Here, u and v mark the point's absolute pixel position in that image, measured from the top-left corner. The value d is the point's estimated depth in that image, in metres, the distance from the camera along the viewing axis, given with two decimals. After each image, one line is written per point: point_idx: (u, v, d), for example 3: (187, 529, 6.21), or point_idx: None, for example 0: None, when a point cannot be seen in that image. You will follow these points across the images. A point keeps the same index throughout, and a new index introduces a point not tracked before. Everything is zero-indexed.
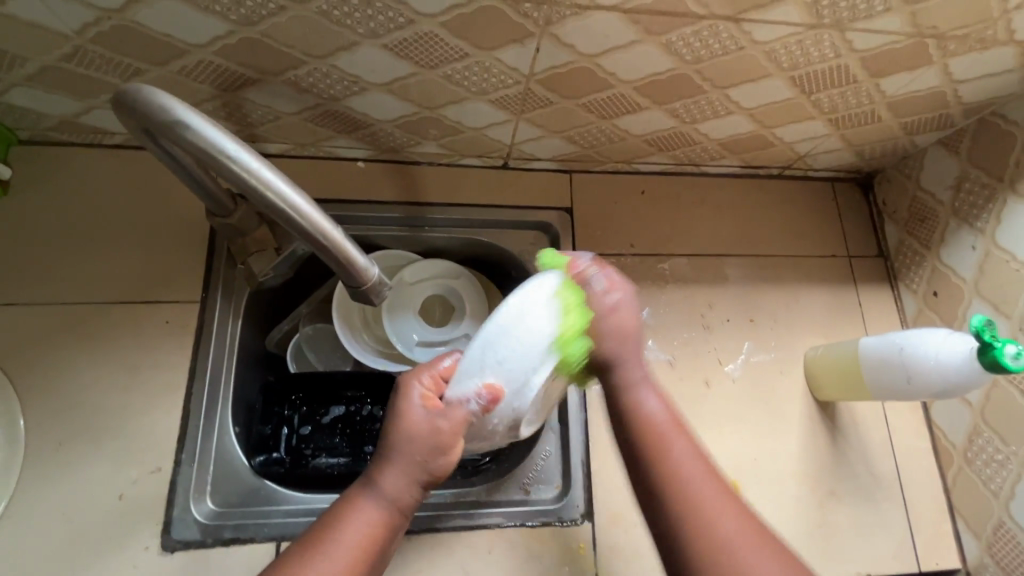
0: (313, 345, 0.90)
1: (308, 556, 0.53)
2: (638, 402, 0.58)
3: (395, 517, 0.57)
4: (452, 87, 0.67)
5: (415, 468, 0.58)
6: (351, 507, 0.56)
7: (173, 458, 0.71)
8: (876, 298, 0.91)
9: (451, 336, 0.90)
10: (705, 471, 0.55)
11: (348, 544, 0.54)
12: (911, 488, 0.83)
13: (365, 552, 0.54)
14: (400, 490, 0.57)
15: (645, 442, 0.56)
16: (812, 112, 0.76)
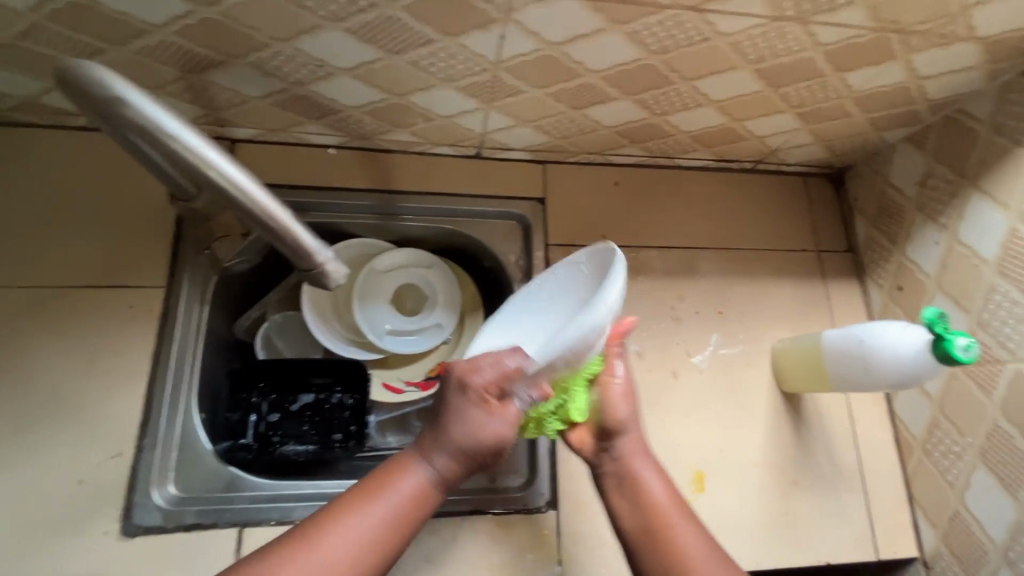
0: (282, 333, 0.90)
1: (347, 511, 0.53)
2: (639, 475, 0.64)
3: (430, 494, 0.56)
4: (419, 73, 0.67)
5: (466, 446, 0.56)
6: (397, 472, 0.56)
7: (135, 443, 0.70)
8: (844, 293, 0.93)
9: (421, 326, 0.91)
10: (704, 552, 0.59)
11: (386, 506, 0.54)
12: (872, 479, 0.84)
13: (406, 518, 0.54)
14: (451, 466, 0.56)
15: (646, 521, 0.61)
16: (781, 106, 0.76)
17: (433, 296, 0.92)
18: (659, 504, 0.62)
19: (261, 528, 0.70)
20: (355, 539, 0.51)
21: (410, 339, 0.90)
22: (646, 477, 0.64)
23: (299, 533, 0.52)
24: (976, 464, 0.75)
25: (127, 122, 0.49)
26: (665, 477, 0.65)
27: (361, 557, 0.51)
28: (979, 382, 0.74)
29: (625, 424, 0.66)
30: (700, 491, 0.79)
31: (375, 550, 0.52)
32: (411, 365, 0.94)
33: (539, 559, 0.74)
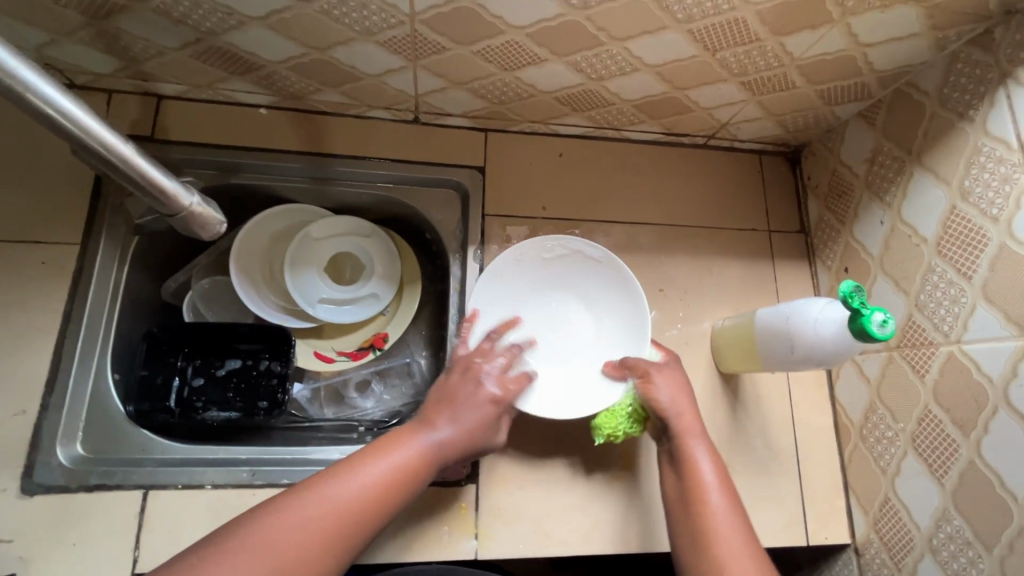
0: (209, 299, 0.87)
1: (357, 462, 0.57)
2: (691, 456, 0.65)
3: (430, 459, 0.60)
4: (333, 24, 0.64)
5: (467, 428, 0.62)
6: (404, 435, 0.61)
7: (40, 402, 0.69)
8: (792, 274, 0.91)
9: (357, 296, 0.89)
10: (734, 532, 0.59)
11: (391, 462, 0.58)
12: (808, 463, 0.83)
13: (408, 480, 0.58)
14: (453, 442, 0.61)
15: (695, 499, 0.62)
16: (722, 73, 0.73)
17: (370, 266, 0.90)
18: (703, 484, 0.63)
19: (166, 491, 0.69)
20: (361, 486, 0.56)
21: (345, 309, 0.88)
22: (695, 456, 0.65)
23: (312, 480, 0.56)
24: (907, 450, 0.73)
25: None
26: (717, 459, 0.65)
27: (365, 504, 0.55)
28: (913, 365, 0.72)
29: (680, 412, 0.67)
30: (627, 470, 0.78)
31: (377, 504, 0.56)
32: (346, 336, 0.91)
33: (454, 533, 0.72)
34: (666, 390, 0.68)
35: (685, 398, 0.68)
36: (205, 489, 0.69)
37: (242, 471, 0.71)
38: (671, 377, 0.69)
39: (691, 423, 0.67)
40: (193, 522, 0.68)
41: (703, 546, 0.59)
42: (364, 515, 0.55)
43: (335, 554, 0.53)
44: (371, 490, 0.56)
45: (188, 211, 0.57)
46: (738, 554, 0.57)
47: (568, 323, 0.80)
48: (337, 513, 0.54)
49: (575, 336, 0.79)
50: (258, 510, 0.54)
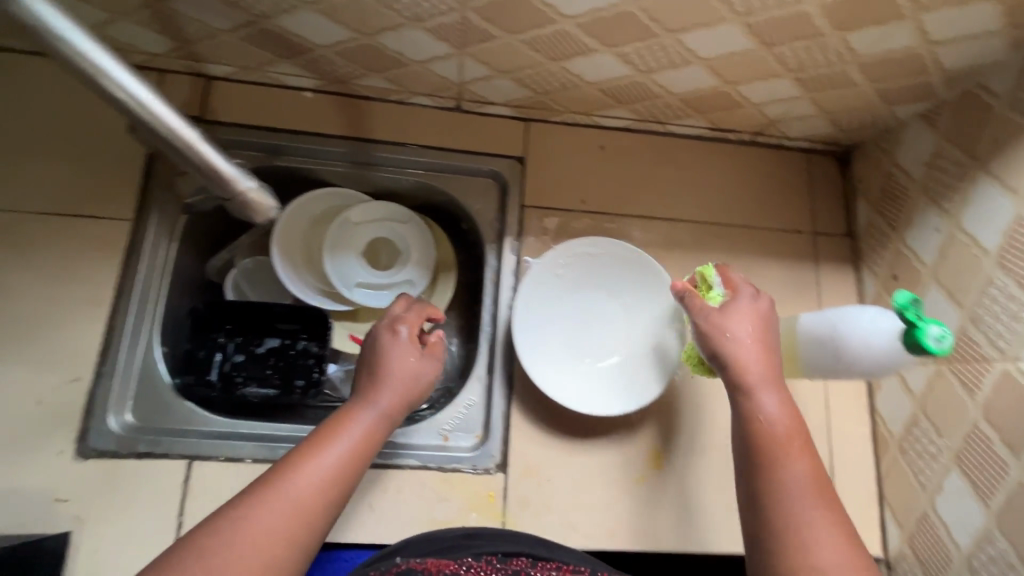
0: (250, 279, 0.89)
1: (310, 452, 0.59)
2: (756, 397, 0.60)
3: (378, 426, 0.64)
4: (385, 10, 0.64)
5: (403, 387, 0.66)
6: (348, 415, 0.63)
7: (94, 370, 0.72)
8: (835, 279, 0.88)
9: (393, 282, 0.89)
10: (801, 478, 0.57)
11: (342, 443, 0.61)
12: (842, 473, 0.81)
13: (359, 452, 0.62)
14: (394, 405, 0.66)
15: (765, 446, 0.59)
16: (777, 69, 0.71)
17: (406, 253, 0.90)
18: (768, 428, 0.59)
19: (208, 462, 0.72)
20: (323, 470, 0.58)
21: (381, 295, 0.89)
22: (760, 399, 0.60)
23: (266, 480, 0.57)
24: (950, 466, 0.70)
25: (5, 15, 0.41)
26: (785, 401, 0.61)
27: (331, 483, 0.58)
28: (964, 380, 0.69)
29: (743, 352, 0.61)
30: (656, 468, 0.78)
31: (337, 480, 0.59)
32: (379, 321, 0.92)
33: (482, 520, 0.74)
34: (738, 333, 0.62)
35: (755, 333, 0.63)
36: (245, 462, 0.72)
37: (280, 447, 0.74)
38: (747, 317, 0.63)
39: (755, 360, 0.61)
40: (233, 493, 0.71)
41: (774, 492, 0.57)
42: (333, 491, 0.58)
43: (316, 530, 0.56)
44: (332, 469, 0.59)
45: (245, 194, 0.59)
46: (809, 499, 0.56)
47: (603, 322, 0.79)
48: (307, 499, 0.56)
49: (611, 336, 0.78)
50: (221, 516, 0.54)
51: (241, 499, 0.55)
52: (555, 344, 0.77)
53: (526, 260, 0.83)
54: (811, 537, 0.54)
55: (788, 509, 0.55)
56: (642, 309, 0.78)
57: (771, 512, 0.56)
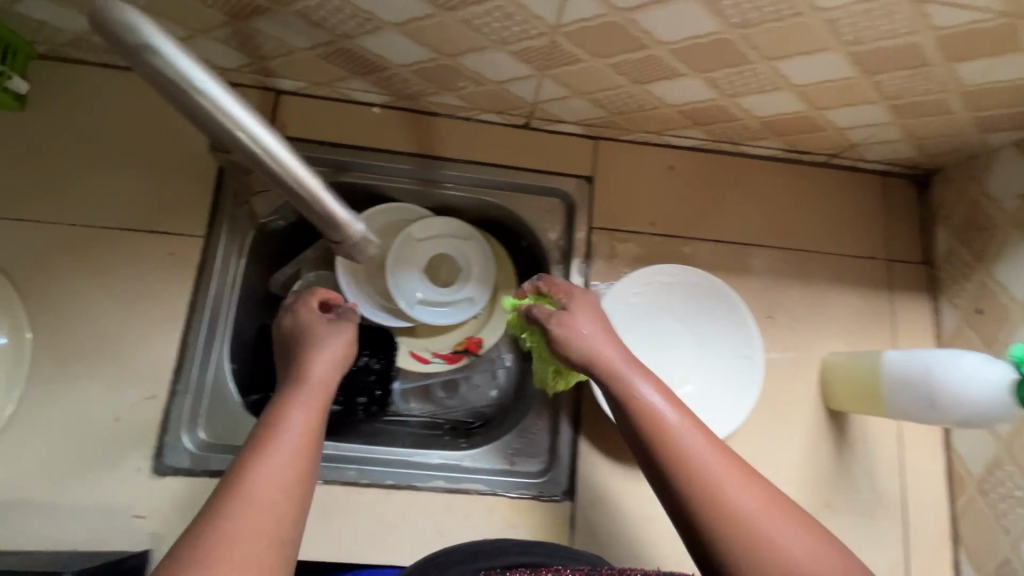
0: (315, 291, 0.88)
1: (261, 449, 0.50)
2: (632, 386, 0.55)
3: (326, 403, 0.57)
4: (472, 33, 0.62)
5: (330, 357, 0.61)
6: (285, 401, 0.55)
7: (169, 387, 0.73)
8: (911, 309, 0.85)
9: (455, 300, 0.88)
10: (716, 459, 0.50)
11: (294, 427, 0.53)
12: (915, 510, 0.79)
13: (313, 434, 0.54)
14: (326, 376, 0.59)
15: (657, 438, 0.52)
16: (872, 96, 0.68)
17: (468, 270, 0.89)
18: (661, 419, 0.53)
19: None
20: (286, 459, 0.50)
21: (443, 312, 0.87)
22: (637, 392, 0.55)
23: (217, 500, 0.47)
24: None
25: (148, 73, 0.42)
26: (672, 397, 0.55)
27: (301, 470, 0.50)
28: None
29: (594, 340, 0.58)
30: None
31: (301, 467, 0.50)
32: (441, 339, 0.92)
33: None
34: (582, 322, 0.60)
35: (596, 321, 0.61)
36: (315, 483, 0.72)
37: (349, 469, 0.74)
38: (590, 314, 0.61)
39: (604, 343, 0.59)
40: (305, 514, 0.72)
41: (694, 483, 0.49)
42: (306, 480, 0.50)
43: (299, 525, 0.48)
44: (296, 457, 0.51)
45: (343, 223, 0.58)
46: (742, 484, 0.49)
47: (676, 348, 0.76)
48: (282, 493, 0.48)
49: (680, 365, 0.76)
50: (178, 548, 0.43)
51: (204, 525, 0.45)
52: None
53: (594, 283, 0.81)
54: (739, 506, 0.48)
55: (718, 497, 0.48)
56: (713, 338, 0.76)
57: (701, 507, 0.48)
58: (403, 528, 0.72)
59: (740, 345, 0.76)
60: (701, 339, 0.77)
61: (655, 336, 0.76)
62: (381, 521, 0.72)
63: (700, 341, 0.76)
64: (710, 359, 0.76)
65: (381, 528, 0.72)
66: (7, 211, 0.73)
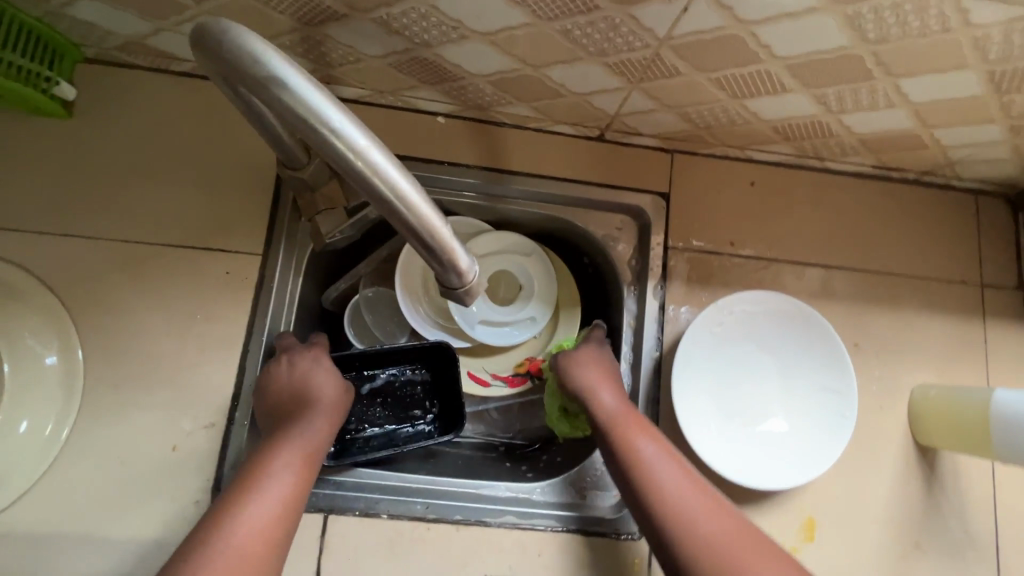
0: (371, 307, 0.84)
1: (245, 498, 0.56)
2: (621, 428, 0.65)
3: (313, 456, 0.62)
4: (567, 44, 0.57)
5: (321, 411, 0.66)
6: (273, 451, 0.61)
7: (227, 415, 0.69)
8: (1006, 337, 0.80)
9: (515, 318, 0.83)
10: (684, 489, 0.60)
11: (277, 480, 0.58)
12: (1009, 553, 0.74)
13: (298, 479, 0.59)
14: (316, 429, 0.64)
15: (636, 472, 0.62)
16: (994, 115, 0.62)
17: (527, 285, 0.84)
18: (642, 456, 0.63)
19: (346, 516, 0.69)
20: (266, 513, 0.56)
21: (504, 332, 0.83)
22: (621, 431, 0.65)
23: (207, 524, 0.54)
24: None
25: (267, 104, 0.34)
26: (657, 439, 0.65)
27: (274, 527, 0.55)
28: None
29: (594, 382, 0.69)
30: (808, 540, 0.72)
31: (281, 506, 0.57)
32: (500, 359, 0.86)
33: None
34: (583, 368, 0.71)
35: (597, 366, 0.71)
36: (382, 518, 0.69)
37: (417, 503, 0.71)
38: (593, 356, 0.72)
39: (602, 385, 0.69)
40: (371, 550, 0.68)
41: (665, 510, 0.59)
42: (278, 536, 0.55)
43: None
44: (270, 514, 0.56)
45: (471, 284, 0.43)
46: (708, 512, 0.58)
47: (758, 380, 0.73)
48: (253, 549, 0.53)
49: (763, 398, 0.72)
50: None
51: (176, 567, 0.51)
52: (706, 405, 0.72)
53: (671, 308, 0.77)
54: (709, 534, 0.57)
55: (686, 521, 0.58)
56: (799, 370, 0.72)
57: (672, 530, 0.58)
58: (473, 566, 0.69)
59: (830, 378, 0.71)
60: (788, 372, 0.73)
61: (735, 366, 0.73)
62: (450, 560, 0.69)
63: (785, 374, 0.73)
64: (796, 392, 0.72)
65: (450, 566, 0.69)
66: (55, 226, 0.69)
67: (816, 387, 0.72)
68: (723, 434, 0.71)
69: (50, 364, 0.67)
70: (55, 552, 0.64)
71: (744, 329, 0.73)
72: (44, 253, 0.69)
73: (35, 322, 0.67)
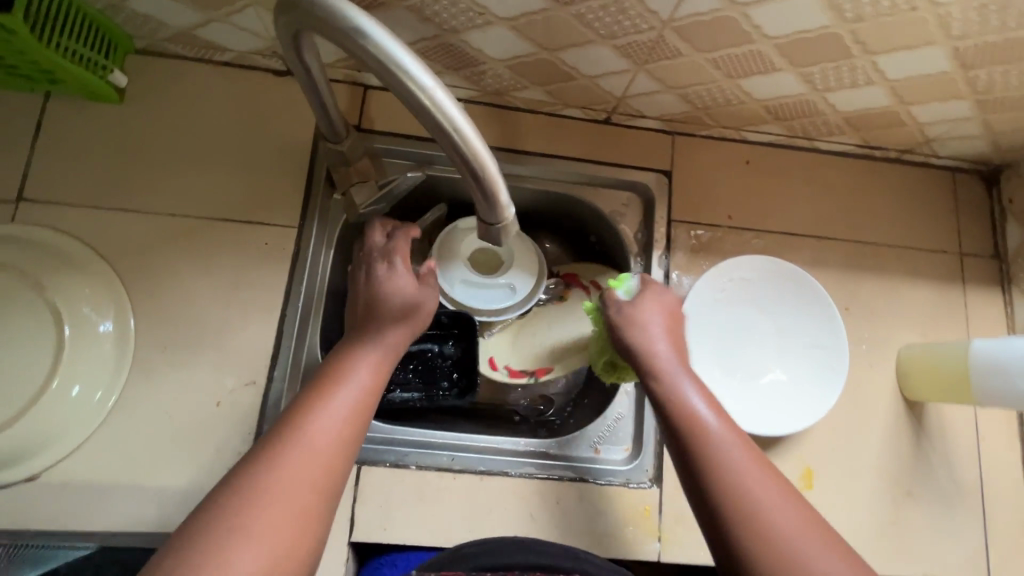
0: None
1: (319, 397, 0.54)
2: (686, 399, 0.60)
3: (383, 372, 0.59)
4: (581, 27, 0.64)
5: (396, 325, 0.63)
6: (346, 356, 0.59)
7: (266, 374, 0.74)
8: (985, 301, 0.86)
9: (492, 284, 0.84)
10: (753, 472, 0.54)
11: (349, 384, 0.56)
12: (993, 498, 0.80)
13: (366, 399, 0.56)
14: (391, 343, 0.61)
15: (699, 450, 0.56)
16: (962, 91, 0.69)
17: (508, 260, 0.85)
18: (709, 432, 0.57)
19: (378, 468, 0.74)
20: (339, 414, 0.54)
21: (480, 295, 0.83)
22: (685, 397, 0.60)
23: (278, 432, 0.52)
24: None
25: (349, 50, 0.42)
26: (718, 409, 0.60)
27: (346, 430, 0.53)
28: None
29: (658, 349, 0.64)
30: (808, 488, 0.77)
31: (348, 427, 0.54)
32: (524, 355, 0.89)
33: (640, 534, 0.75)
34: (646, 317, 0.67)
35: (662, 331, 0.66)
36: (411, 469, 0.74)
37: (442, 456, 0.76)
38: (659, 305, 0.68)
39: (668, 354, 0.64)
40: (401, 499, 0.73)
41: (728, 491, 0.53)
42: (350, 440, 0.53)
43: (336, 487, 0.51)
44: (342, 415, 0.54)
45: (507, 222, 0.51)
46: (775, 500, 0.53)
47: (757, 339, 0.79)
48: (324, 454, 0.51)
49: (762, 356, 0.78)
50: (236, 473, 0.49)
51: (250, 457, 0.50)
52: (710, 362, 0.77)
53: (674, 275, 0.83)
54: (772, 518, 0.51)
55: (753, 511, 0.52)
56: (794, 328, 0.79)
57: (731, 517, 0.52)
58: (497, 513, 0.74)
59: (820, 336, 0.78)
60: (782, 331, 0.79)
61: (735, 326, 0.79)
62: (475, 508, 0.74)
63: (781, 333, 0.79)
64: (792, 349, 0.78)
65: (475, 513, 0.74)
66: (108, 201, 0.75)
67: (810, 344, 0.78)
68: (726, 389, 0.76)
69: (104, 331, 0.72)
70: (108, 502, 0.69)
71: (740, 292, 0.80)
72: (99, 226, 0.75)
73: (90, 290, 0.72)
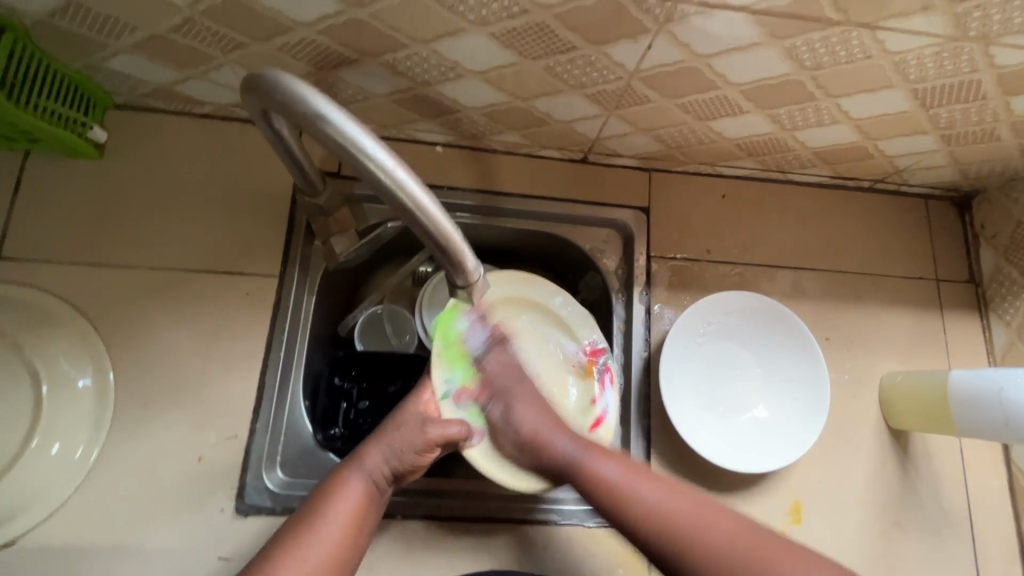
0: (393, 320, 0.88)
1: (304, 530, 0.57)
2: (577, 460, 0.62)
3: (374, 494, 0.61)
4: (551, 79, 0.65)
5: (399, 454, 0.62)
6: (340, 485, 0.60)
7: (248, 427, 0.73)
8: (964, 327, 0.87)
9: None
10: (673, 501, 0.57)
11: (333, 521, 0.58)
12: (981, 525, 0.80)
13: (351, 527, 0.58)
14: (384, 467, 0.62)
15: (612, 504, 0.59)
16: (926, 127, 0.71)
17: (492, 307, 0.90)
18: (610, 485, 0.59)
19: None
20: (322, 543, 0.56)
21: None
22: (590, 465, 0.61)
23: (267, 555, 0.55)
24: None
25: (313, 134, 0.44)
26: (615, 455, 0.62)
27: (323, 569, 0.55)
28: None
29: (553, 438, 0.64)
30: (796, 522, 0.77)
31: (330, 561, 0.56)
32: None
33: None
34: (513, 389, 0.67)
35: (544, 417, 0.65)
36: (396, 519, 0.73)
37: (428, 503, 0.74)
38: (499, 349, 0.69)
39: (560, 438, 0.64)
40: (385, 551, 0.72)
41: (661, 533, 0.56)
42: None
43: None
44: (329, 550, 0.56)
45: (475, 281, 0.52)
46: (719, 528, 0.55)
47: (739, 372, 0.80)
48: None
49: (746, 390, 0.79)
50: None
51: None
52: (693, 398, 0.78)
53: (655, 308, 0.83)
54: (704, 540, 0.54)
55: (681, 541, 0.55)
56: (775, 359, 0.80)
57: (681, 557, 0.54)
58: (484, 561, 0.73)
59: (803, 366, 0.78)
60: (765, 362, 0.80)
61: (716, 360, 0.80)
62: (461, 555, 0.73)
63: (763, 365, 0.80)
64: (774, 382, 0.79)
65: (461, 562, 0.73)
66: (87, 256, 0.76)
67: (792, 376, 0.79)
68: (711, 425, 0.77)
69: (83, 386, 0.72)
70: (89, 565, 0.68)
71: (723, 324, 0.80)
72: (77, 282, 0.75)
73: (68, 347, 0.72)
